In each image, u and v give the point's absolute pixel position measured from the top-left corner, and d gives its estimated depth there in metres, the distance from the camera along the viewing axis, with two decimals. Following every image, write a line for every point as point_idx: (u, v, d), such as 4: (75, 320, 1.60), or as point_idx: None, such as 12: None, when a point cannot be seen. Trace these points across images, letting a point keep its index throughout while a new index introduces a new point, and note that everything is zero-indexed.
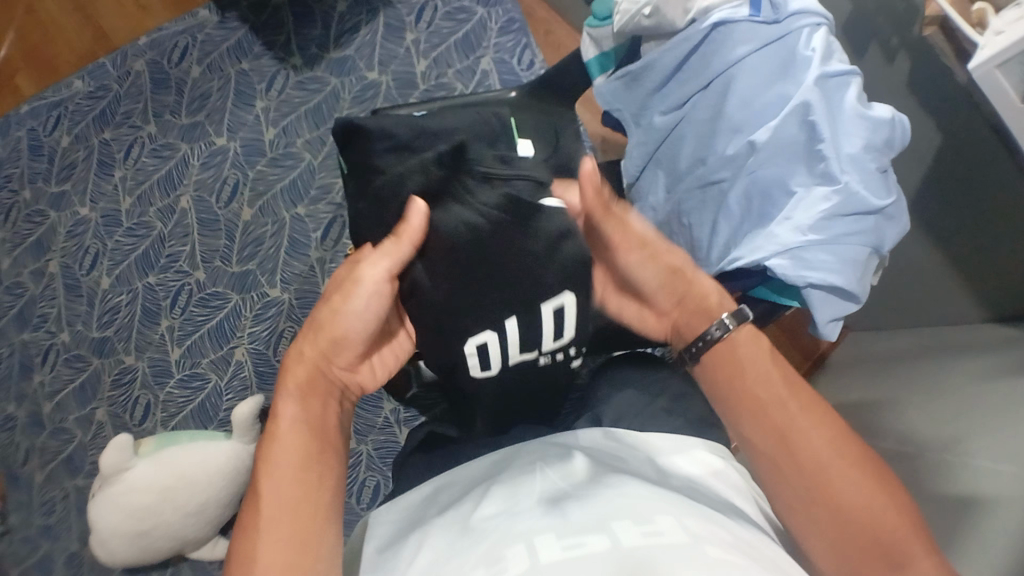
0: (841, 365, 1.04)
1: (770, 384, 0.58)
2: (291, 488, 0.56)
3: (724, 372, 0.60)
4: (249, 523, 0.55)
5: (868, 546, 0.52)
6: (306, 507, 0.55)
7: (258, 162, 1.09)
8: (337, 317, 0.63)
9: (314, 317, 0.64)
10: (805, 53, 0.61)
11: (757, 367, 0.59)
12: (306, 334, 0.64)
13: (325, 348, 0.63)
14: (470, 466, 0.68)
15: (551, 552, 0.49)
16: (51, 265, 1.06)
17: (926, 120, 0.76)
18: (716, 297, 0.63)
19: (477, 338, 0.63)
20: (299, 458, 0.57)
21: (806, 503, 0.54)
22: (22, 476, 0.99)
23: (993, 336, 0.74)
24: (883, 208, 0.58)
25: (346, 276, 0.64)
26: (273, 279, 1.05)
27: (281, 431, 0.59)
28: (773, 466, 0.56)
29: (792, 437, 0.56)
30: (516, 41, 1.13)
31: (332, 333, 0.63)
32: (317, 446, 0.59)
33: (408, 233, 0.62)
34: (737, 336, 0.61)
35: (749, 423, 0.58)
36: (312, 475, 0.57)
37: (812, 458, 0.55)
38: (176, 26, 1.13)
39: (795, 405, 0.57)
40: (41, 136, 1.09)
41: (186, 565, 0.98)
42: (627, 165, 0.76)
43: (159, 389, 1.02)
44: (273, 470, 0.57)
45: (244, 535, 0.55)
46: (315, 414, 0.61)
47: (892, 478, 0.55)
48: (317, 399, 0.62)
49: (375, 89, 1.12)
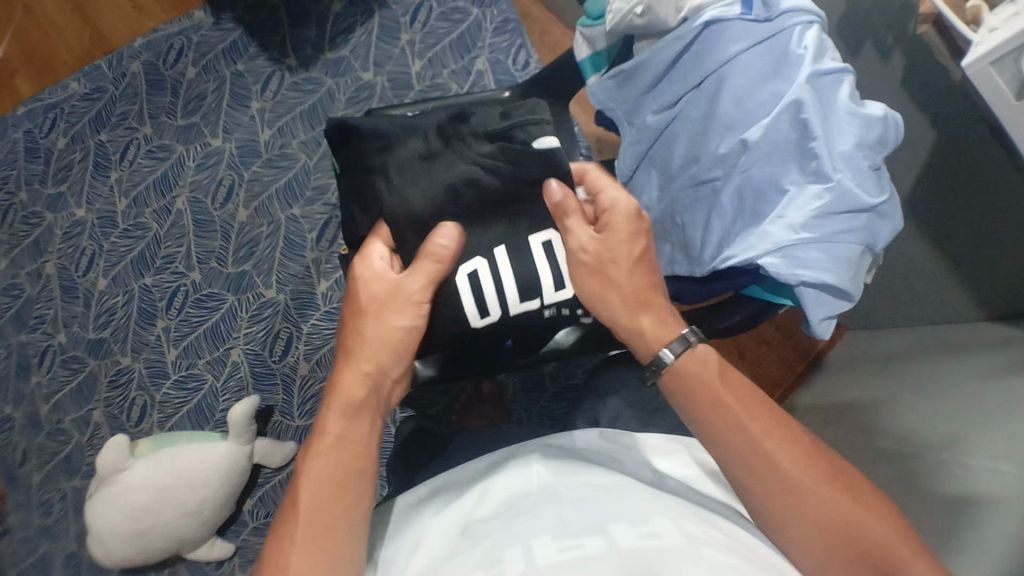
0: (837, 364, 1.04)
1: (730, 408, 0.58)
2: (326, 508, 0.56)
3: (683, 398, 0.60)
4: (284, 532, 0.56)
5: (858, 554, 0.52)
6: (338, 526, 0.56)
7: (253, 163, 1.09)
8: (391, 336, 0.64)
9: (361, 329, 0.64)
10: (797, 51, 0.61)
11: (713, 392, 0.59)
12: (359, 349, 0.64)
13: (378, 365, 0.64)
14: (464, 470, 0.67)
15: (548, 553, 0.48)
16: (47, 267, 1.06)
17: (921, 117, 0.75)
18: (654, 331, 0.63)
19: (467, 266, 0.69)
20: (340, 478, 0.58)
21: (787, 519, 0.53)
22: (19, 478, 0.99)
23: (988, 335, 0.74)
24: (876, 206, 0.58)
25: (387, 289, 0.65)
26: (269, 280, 1.05)
27: (325, 449, 0.59)
28: (749, 484, 0.55)
29: (757, 458, 0.55)
30: (512, 41, 1.13)
31: (385, 351, 0.64)
32: (358, 467, 0.59)
33: (443, 259, 0.65)
34: (685, 366, 0.61)
35: (717, 440, 0.57)
36: (351, 496, 0.57)
37: (783, 475, 0.54)
38: (171, 27, 1.13)
39: (755, 425, 0.57)
40: (37, 137, 1.10)
41: (182, 566, 0.98)
42: (621, 164, 0.77)
43: (155, 389, 1.02)
44: (312, 487, 0.57)
45: (276, 547, 0.56)
46: (360, 434, 0.61)
47: (864, 483, 0.55)
48: (364, 418, 0.62)
49: (370, 90, 1.12)
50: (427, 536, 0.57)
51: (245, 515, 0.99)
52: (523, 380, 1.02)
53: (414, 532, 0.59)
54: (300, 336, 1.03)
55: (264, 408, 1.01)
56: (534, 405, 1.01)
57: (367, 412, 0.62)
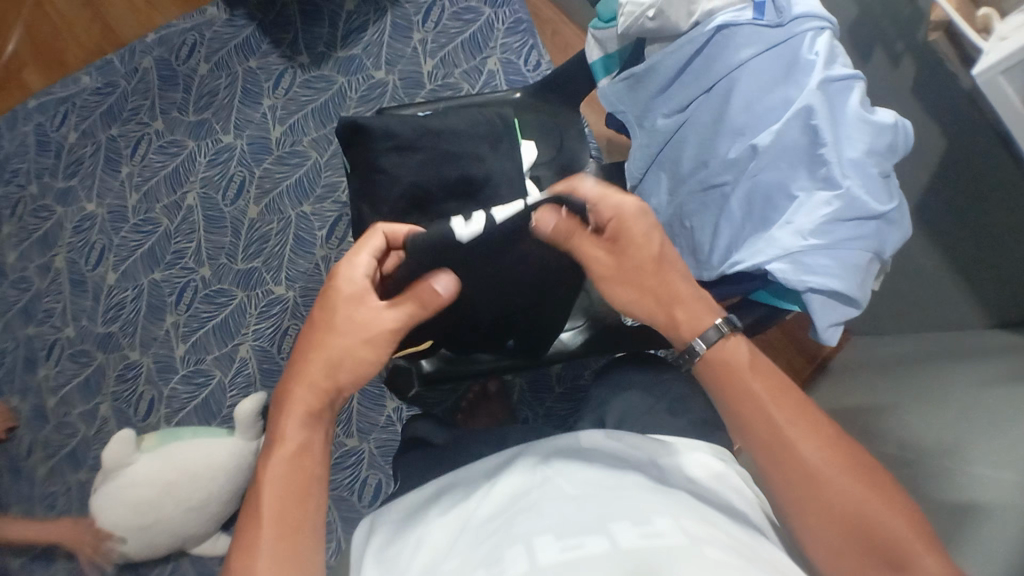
0: (843, 368, 1.05)
1: (762, 388, 0.58)
2: (293, 514, 0.54)
3: (715, 389, 0.60)
4: (247, 541, 0.53)
5: (865, 547, 0.51)
6: (305, 533, 0.53)
7: (265, 160, 1.10)
8: (351, 360, 0.61)
9: (322, 348, 0.61)
10: (809, 57, 0.61)
11: (746, 380, 0.58)
12: (314, 356, 0.61)
13: (339, 383, 0.61)
14: (474, 466, 0.67)
15: (550, 553, 0.49)
16: (57, 260, 1.07)
17: (931, 125, 0.75)
18: (687, 323, 0.62)
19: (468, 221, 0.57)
20: (305, 486, 0.55)
21: (801, 510, 0.53)
22: (25, 469, 1.00)
23: (996, 342, 0.74)
24: (885, 213, 0.58)
25: (360, 314, 0.61)
26: (279, 276, 1.06)
27: (288, 457, 0.56)
28: (767, 472, 0.55)
29: (777, 449, 0.55)
30: (524, 42, 1.12)
31: (344, 372, 0.61)
32: (319, 473, 0.57)
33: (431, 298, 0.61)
34: (725, 348, 0.60)
35: (743, 432, 0.58)
36: (311, 504, 0.55)
37: (802, 465, 0.54)
38: (184, 23, 1.14)
39: (782, 415, 0.56)
40: (49, 131, 1.10)
41: (187, 560, 0.98)
42: (631, 167, 0.77)
43: (163, 383, 1.03)
44: (278, 493, 0.54)
45: (241, 555, 0.52)
46: (316, 442, 0.58)
47: (888, 479, 0.54)
48: (323, 428, 0.60)
49: (382, 89, 1.12)
50: (429, 534, 0.57)
51: None
52: (528, 380, 1.03)
53: (417, 531, 0.58)
54: None
55: (272, 404, 1.02)
56: (541, 405, 1.02)
57: (327, 420, 0.61)
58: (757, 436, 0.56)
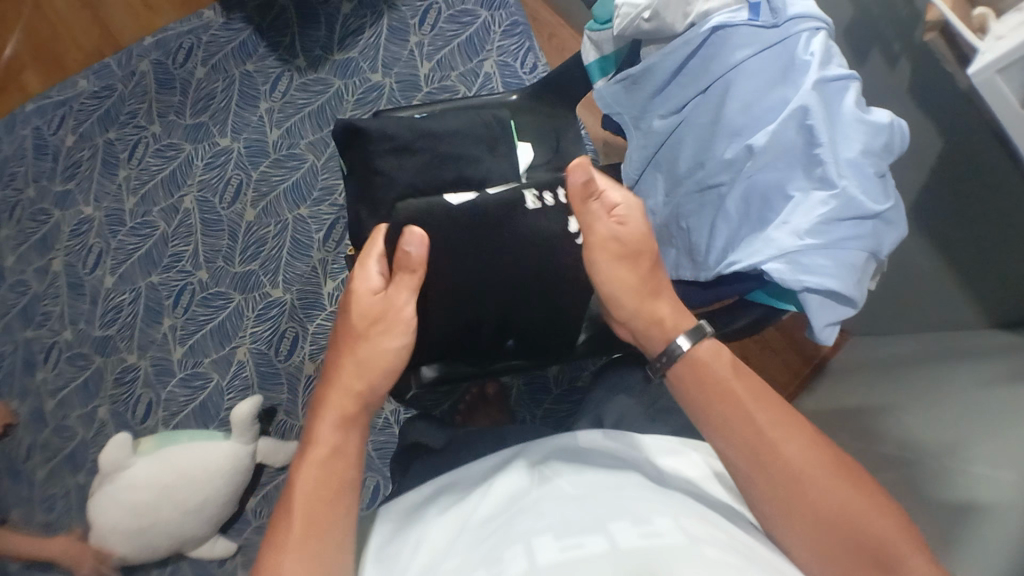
0: (841, 369, 1.05)
1: (744, 392, 0.57)
2: (320, 514, 0.54)
3: (689, 391, 0.60)
4: (275, 541, 0.53)
5: (853, 548, 0.51)
6: (328, 533, 0.53)
7: (262, 163, 1.10)
8: (380, 358, 0.63)
9: (355, 351, 0.63)
10: (804, 58, 0.61)
11: (723, 381, 0.58)
12: (347, 361, 0.63)
13: (373, 383, 0.62)
14: (473, 466, 0.67)
15: (549, 553, 0.48)
16: (54, 264, 1.07)
17: (927, 126, 0.75)
18: (672, 317, 0.63)
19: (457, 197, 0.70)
20: (336, 486, 0.56)
21: (787, 511, 0.53)
22: (23, 473, 1.00)
23: (994, 342, 0.74)
24: (882, 212, 0.57)
25: (378, 307, 0.64)
26: (276, 279, 1.06)
27: (320, 458, 0.57)
28: (749, 473, 0.54)
29: (764, 448, 0.54)
30: (520, 44, 1.13)
31: (377, 372, 0.62)
32: (350, 474, 0.57)
33: (410, 263, 0.63)
34: (698, 352, 0.60)
35: (720, 435, 0.56)
36: (340, 509, 0.55)
37: (785, 465, 0.54)
38: (181, 26, 1.15)
39: (763, 416, 0.56)
40: (46, 135, 1.10)
41: (185, 564, 0.98)
42: (627, 168, 0.77)
43: (161, 387, 1.03)
44: (308, 494, 0.55)
45: (272, 554, 0.53)
46: (351, 445, 0.59)
47: (868, 478, 0.54)
48: (358, 430, 0.60)
49: (379, 91, 1.12)
50: (429, 533, 0.57)
51: (249, 513, 1.00)
52: (526, 382, 1.03)
53: (416, 531, 0.58)
54: (307, 335, 1.04)
55: (270, 407, 1.02)
56: (539, 407, 1.02)
57: (363, 423, 0.61)
58: (737, 437, 0.56)
